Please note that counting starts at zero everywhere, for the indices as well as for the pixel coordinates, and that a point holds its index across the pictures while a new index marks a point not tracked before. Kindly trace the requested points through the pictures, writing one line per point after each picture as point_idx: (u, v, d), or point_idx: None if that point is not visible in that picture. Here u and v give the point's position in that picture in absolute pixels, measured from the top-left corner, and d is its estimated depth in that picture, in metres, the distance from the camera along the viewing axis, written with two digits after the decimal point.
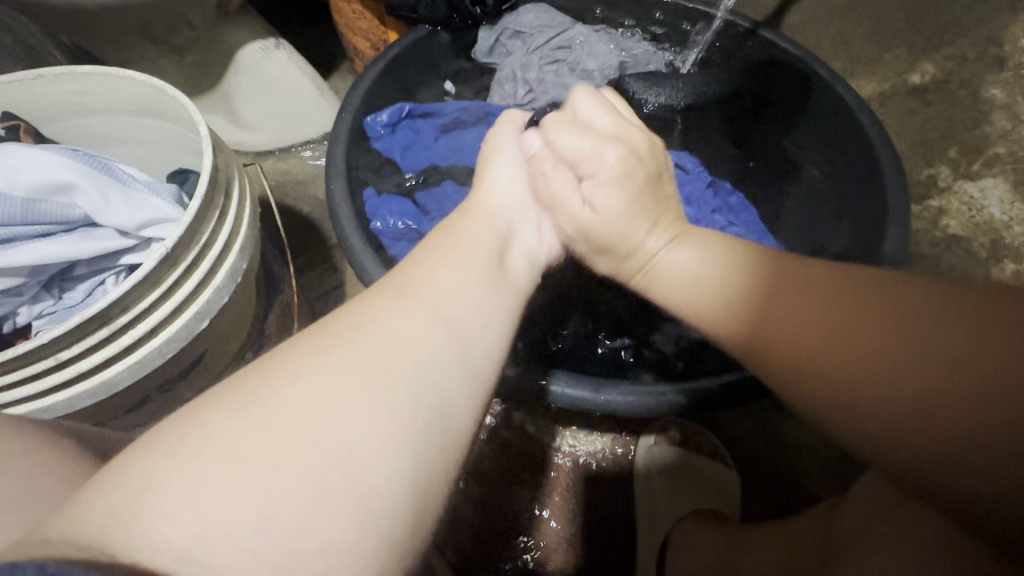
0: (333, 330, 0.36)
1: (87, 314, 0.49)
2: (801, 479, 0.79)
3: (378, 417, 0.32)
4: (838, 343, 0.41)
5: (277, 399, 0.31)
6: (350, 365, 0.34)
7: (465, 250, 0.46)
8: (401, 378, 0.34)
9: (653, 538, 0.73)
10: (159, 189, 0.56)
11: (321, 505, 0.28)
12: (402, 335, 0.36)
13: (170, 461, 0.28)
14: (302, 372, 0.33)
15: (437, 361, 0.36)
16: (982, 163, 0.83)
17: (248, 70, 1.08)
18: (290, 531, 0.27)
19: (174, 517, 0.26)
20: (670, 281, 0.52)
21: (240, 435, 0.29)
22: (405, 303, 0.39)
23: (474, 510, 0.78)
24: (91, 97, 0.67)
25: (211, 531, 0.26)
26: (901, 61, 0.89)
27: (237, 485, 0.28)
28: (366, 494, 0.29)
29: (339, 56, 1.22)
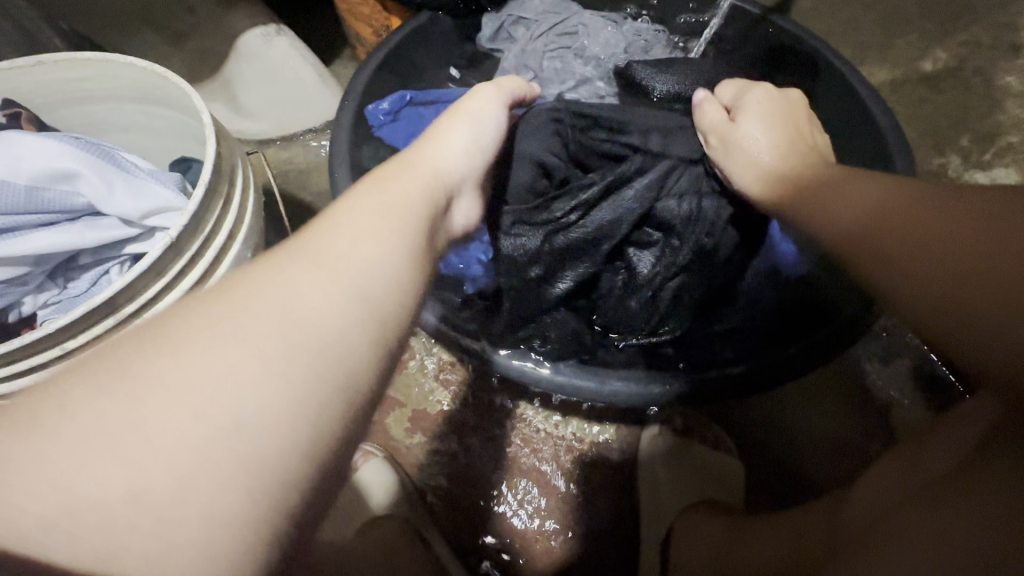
0: (223, 297, 0.34)
1: (93, 304, 0.49)
2: (803, 470, 0.80)
3: (247, 407, 0.31)
4: (917, 225, 0.44)
5: (152, 373, 0.31)
6: (240, 336, 0.33)
7: (389, 213, 0.43)
8: (293, 349, 0.33)
9: (657, 530, 0.75)
10: (163, 177, 0.55)
11: (197, 481, 0.29)
12: (298, 304, 0.35)
13: (36, 439, 0.29)
14: (184, 341, 0.32)
15: (329, 343, 0.34)
16: (994, 153, 0.82)
17: (248, 57, 1.05)
18: (163, 506, 0.29)
19: (36, 496, 0.28)
20: (794, 190, 0.57)
21: (116, 408, 0.29)
22: (308, 269, 0.37)
23: (478, 497, 0.79)
24: (92, 84, 0.67)
25: (78, 507, 0.28)
26: (913, 48, 0.88)
27: (101, 450, 0.29)
28: (213, 486, 0.29)
29: (342, 43, 1.21)
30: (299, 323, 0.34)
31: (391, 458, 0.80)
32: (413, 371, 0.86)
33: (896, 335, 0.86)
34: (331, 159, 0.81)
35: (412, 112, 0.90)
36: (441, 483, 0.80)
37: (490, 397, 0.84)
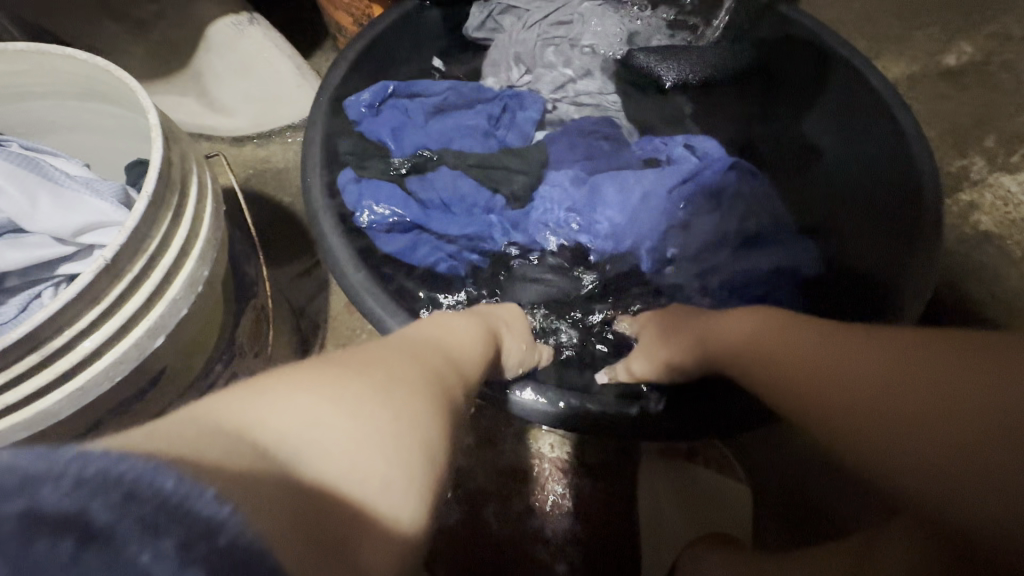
0: (387, 344, 0.41)
1: (13, 338, 0.42)
2: (823, 504, 0.74)
3: (428, 414, 0.34)
4: (828, 375, 0.43)
5: (375, 373, 0.35)
6: (418, 368, 0.38)
7: (464, 323, 0.52)
8: (448, 389, 0.39)
9: (661, 565, 0.68)
10: (101, 188, 0.48)
11: (410, 466, 0.31)
12: (437, 358, 0.42)
13: (312, 399, 0.31)
14: (366, 364, 0.36)
15: (452, 387, 0.40)
16: (1021, 154, 0.76)
17: (218, 48, 0.98)
18: (393, 484, 0.30)
19: (317, 450, 0.28)
20: (722, 331, 0.54)
21: (331, 397, 0.31)
22: (432, 342, 0.44)
23: (467, 526, 0.73)
24: (28, 79, 0.59)
25: (345, 467, 0.29)
26: (934, 41, 0.82)
27: (320, 431, 0.29)
28: (411, 471, 0.31)
29: (322, 33, 1.13)
30: (432, 367, 0.40)
31: None
32: None
33: None
34: (303, 159, 0.75)
35: (397, 104, 0.84)
36: None
37: (479, 418, 0.79)
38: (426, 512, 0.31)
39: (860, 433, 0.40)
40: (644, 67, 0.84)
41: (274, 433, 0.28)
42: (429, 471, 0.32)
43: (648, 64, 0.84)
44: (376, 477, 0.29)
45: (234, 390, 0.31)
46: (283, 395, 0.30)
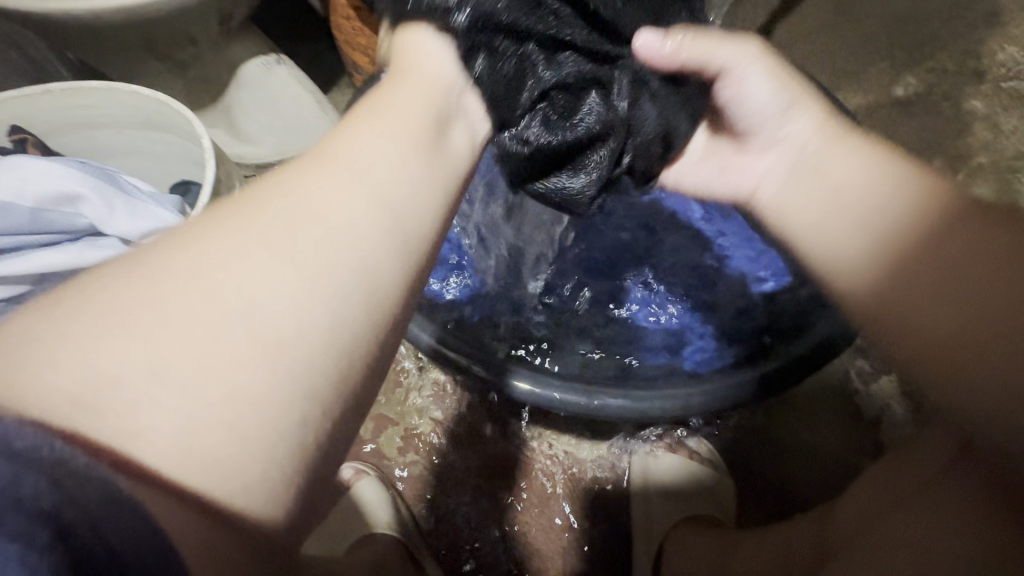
0: (243, 202, 0.37)
1: None
2: (800, 491, 0.81)
3: (272, 303, 0.33)
4: (956, 313, 0.40)
5: (175, 257, 0.33)
6: (254, 232, 0.35)
7: (393, 120, 0.46)
8: (305, 240, 0.36)
9: (648, 546, 0.74)
10: (162, 199, 0.61)
11: (227, 362, 0.31)
12: (315, 203, 0.38)
13: (79, 312, 0.30)
14: (200, 256, 0.33)
15: (354, 251, 0.37)
16: (965, 173, 0.86)
17: (249, 85, 1.09)
18: (193, 377, 0.30)
19: (66, 363, 0.29)
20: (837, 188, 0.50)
21: (141, 306, 0.31)
22: (317, 172, 0.40)
23: (469, 511, 0.79)
24: (96, 111, 0.69)
25: (120, 375, 0.29)
26: (885, 74, 0.91)
27: (79, 344, 0.29)
28: (244, 387, 0.31)
29: (339, 72, 1.25)
30: (307, 217, 0.37)
31: (379, 475, 0.80)
32: (404, 390, 0.85)
33: None
34: None
35: None
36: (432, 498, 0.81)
37: (481, 415, 0.84)
38: (287, 400, 0.32)
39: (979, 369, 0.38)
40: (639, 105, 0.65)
41: (74, 362, 0.29)
42: (285, 365, 0.32)
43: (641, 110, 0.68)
44: (201, 394, 0.30)
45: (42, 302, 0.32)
46: (83, 317, 0.30)
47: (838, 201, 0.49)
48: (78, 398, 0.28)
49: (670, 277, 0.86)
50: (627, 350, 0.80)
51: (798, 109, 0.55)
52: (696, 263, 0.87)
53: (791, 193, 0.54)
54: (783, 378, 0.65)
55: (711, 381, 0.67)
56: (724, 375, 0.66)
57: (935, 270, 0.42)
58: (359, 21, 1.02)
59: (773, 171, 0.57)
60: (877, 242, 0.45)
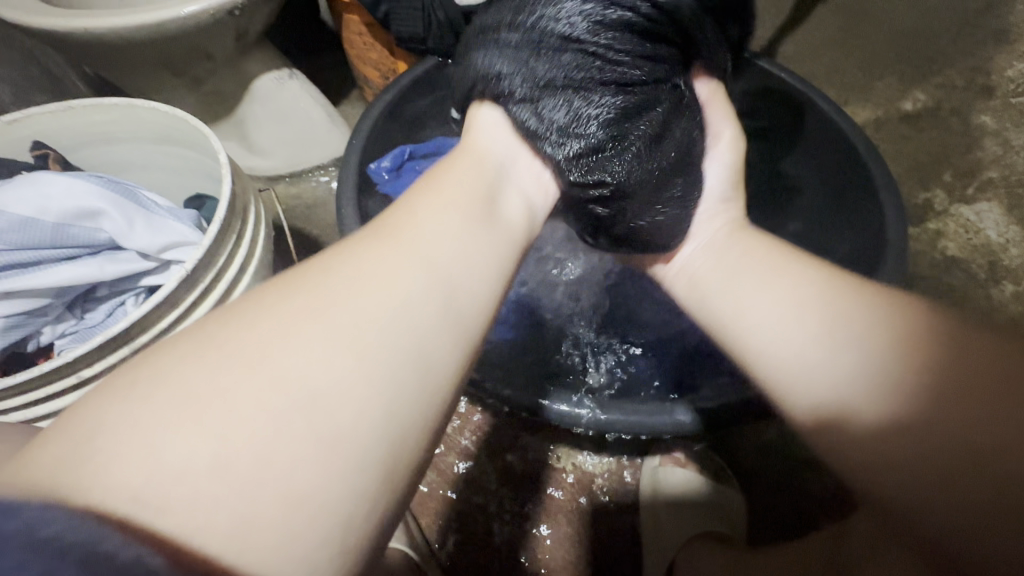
0: (301, 275, 0.36)
1: (109, 334, 0.52)
2: (812, 510, 0.79)
3: (332, 394, 0.30)
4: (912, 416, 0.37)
5: (232, 339, 0.31)
6: (314, 309, 0.33)
7: (449, 192, 0.45)
8: (368, 317, 0.33)
9: (655, 564, 0.73)
10: (179, 215, 0.63)
11: (280, 455, 0.28)
12: (376, 275, 0.36)
13: (117, 402, 0.28)
14: (264, 330, 0.31)
15: (417, 333, 0.34)
16: (976, 187, 0.85)
17: (262, 99, 1.11)
18: (245, 476, 0.27)
19: (122, 459, 0.26)
20: (753, 309, 0.49)
21: (205, 393, 0.28)
22: (381, 242, 0.38)
23: (477, 527, 0.79)
24: (116, 126, 0.71)
25: (165, 472, 0.26)
26: (892, 89, 0.91)
27: (125, 434, 0.27)
28: (302, 489, 0.27)
29: (350, 86, 1.27)
30: (366, 288, 0.35)
31: None
32: None
33: None
34: (338, 192, 0.84)
35: (413, 165, 0.98)
36: (440, 514, 0.80)
37: (491, 430, 0.85)
38: (338, 505, 0.28)
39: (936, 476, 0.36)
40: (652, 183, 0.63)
41: (138, 451, 0.26)
42: (343, 464, 0.29)
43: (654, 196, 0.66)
44: (257, 497, 0.27)
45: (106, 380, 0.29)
46: (144, 399, 0.28)
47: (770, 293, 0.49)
48: (140, 492, 0.25)
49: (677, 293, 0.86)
50: (635, 367, 0.81)
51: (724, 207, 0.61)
52: None
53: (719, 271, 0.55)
54: None
55: (720, 398, 0.67)
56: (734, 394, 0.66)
57: (855, 344, 0.41)
58: (370, 36, 1.03)
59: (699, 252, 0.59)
60: (787, 318, 0.46)
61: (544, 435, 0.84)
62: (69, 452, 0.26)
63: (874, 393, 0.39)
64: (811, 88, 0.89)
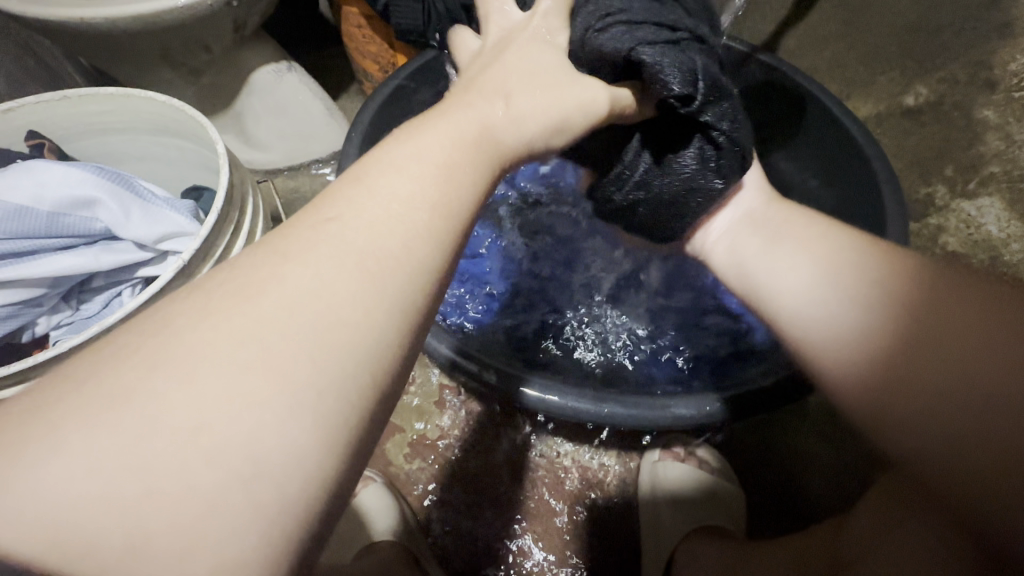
0: (235, 300, 0.28)
1: (105, 324, 0.51)
2: (811, 503, 0.79)
3: (276, 462, 0.25)
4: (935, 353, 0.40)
5: (151, 388, 0.25)
6: (251, 357, 0.26)
7: (430, 195, 0.34)
8: (316, 370, 0.27)
9: (656, 556, 0.73)
10: (176, 205, 0.63)
11: (209, 529, 0.24)
12: (326, 318, 0.28)
13: (21, 460, 0.23)
14: (195, 370, 0.25)
15: (371, 380, 0.29)
16: (978, 182, 0.85)
17: (260, 91, 1.10)
18: (172, 549, 0.23)
19: (31, 528, 0.23)
20: (785, 267, 0.54)
21: (115, 454, 0.24)
22: (340, 270, 0.29)
23: (476, 520, 0.78)
24: (111, 116, 0.70)
25: (75, 548, 0.23)
26: (895, 84, 0.90)
27: (38, 503, 0.23)
28: (236, 559, 0.24)
29: (349, 79, 1.27)
30: (325, 321, 0.28)
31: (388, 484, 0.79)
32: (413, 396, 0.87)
33: None
34: (336, 184, 0.84)
35: None
36: (439, 508, 0.80)
37: (490, 423, 0.85)
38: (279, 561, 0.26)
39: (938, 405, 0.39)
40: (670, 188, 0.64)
41: (43, 501, 0.23)
42: (286, 525, 0.26)
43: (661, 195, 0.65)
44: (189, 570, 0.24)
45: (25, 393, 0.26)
46: (51, 462, 0.23)
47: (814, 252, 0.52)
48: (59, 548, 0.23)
49: (677, 288, 0.86)
50: (633, 358, 0.81)
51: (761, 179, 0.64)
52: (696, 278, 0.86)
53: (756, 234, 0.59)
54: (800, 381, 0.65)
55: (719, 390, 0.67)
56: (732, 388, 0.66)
57: (859, 297, 0.46)
58: (369, 29, 1.03)
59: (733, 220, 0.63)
60: (812, 271, 0.51)
61: (544, 427, 0.84)
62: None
63: (863, 339, 0.44)
64: (813, 81, 0.88)
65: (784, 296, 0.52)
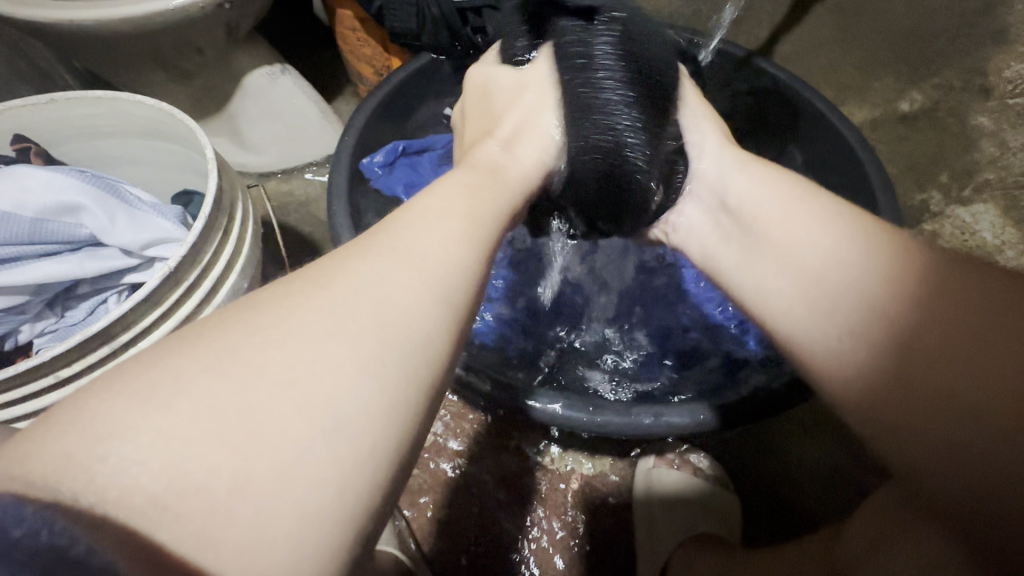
0: (320, 283, 0.33)
1: (89, 332, 0.51)
2: (807, 509, 0.79)
3: (355, 419, 0.28)
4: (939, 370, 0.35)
5: (258, 351, 0.28)
6: (340, 326, 0.30)
7: (458, 211, 0.41)
8: (393, 338, 0.31)
9: (652, 562, 0.72)
10: (164, 211, 0.62)
11: (298, 474, 0.26)
12: (392, 299, 0.32)
13: (136, 405, 0.26)
14: (294, 335, 0.29)
15: (431, 358, 0.32)
16: (973, 188, 0.85)
17: (253, 94, 1.10)
18: (265, 493, 0.26)
19: (145, 464, 0.25)
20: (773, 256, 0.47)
21: (225, 394, 0.27)
22: (392, 259, 0.35)
23: (468, 528, 0.78)
24: (101, 120, 0.69)
25: (183, 484, 0.25)
26: (890, 89, 0.89)
27: (150, 442, 0.25)
28: (316, 511, 0.26)
29: (344, 82, 1.26)
30: (385, 305, 0.32)
31: None
32: None
33: None
34: (329, 189, 0.83)
35: (406, 161, 0.98)
36: (431, 517, 0.79)
37: (483, 429, 0.84)
38: (351, 520, 0.27)
39: (950, 429, 0.34)
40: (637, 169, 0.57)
41: (145, 454, 0.25)
42: (362, 482, 0.28)
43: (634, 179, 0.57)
44: (277, 515, 0.25)
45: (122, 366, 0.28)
46: (167, 404, 0.26)
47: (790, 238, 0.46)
48: (158, 501, 0.24)
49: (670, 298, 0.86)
50: (626, 368, 0.80)
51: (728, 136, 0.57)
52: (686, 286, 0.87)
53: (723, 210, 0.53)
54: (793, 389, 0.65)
55: (714, 399, 0.66)
56: (725, 399, 0.65)
57: (843, 320, 0.40)
58: (364, 32, 1.02)
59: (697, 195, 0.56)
60: (794, 257, 0.45)
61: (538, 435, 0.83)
62: (81, 442, 0.25)
63: (849, 350, 0.39)
64: (808, 86, 0.88)
65: (767, 289, 0.47)
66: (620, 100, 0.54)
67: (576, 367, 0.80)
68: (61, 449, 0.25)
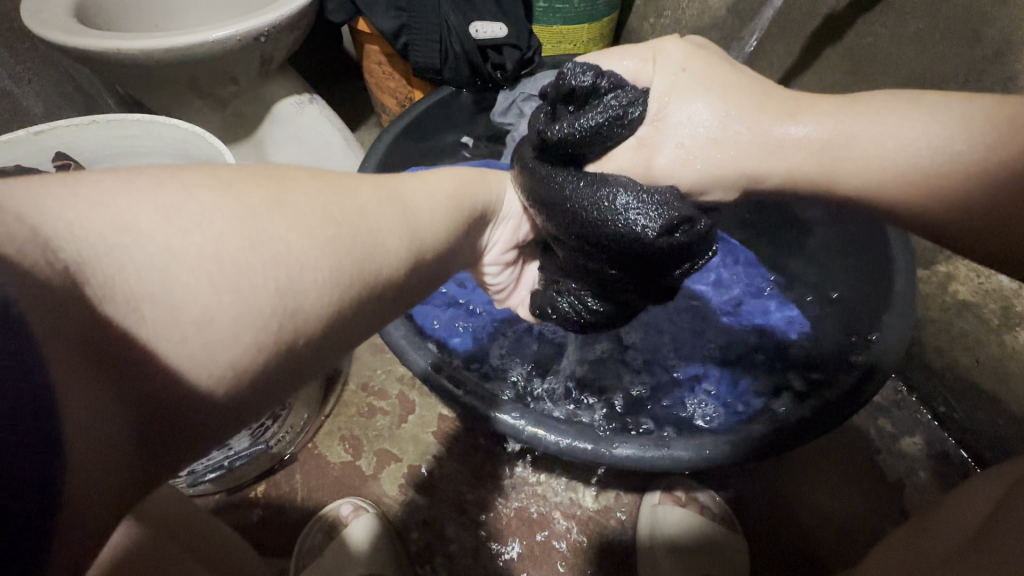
0: (339, 199, 0.37)
1: None
2: (818, 554, 0.77)
3: (306, 315, 0.33)
4: None
5: (271, 228, 0.32)
6: (338, 238, 0.35)
7: (436, 187, 0.48)
8: (364, 271, 0.36)
9: None
10: None
11: (249, 332, 0.30)
12: (378, 240, 0.38)
13: (160, 216, 0.29)
14: (302, 225, 0.34)
15: (370, 296, 0.38)
16: None
17: (282, 122, 1.15)
18: (219, 335, 0.29)
19: (141, 270, 0.28)
20: (869, 165, 0.44)
21: (228, 247, 0.30)
22: (388, 203, 0.41)
23: (464, 555, 0.77)
24: (140, 141, 0.74)
25: (162, 299, 0.28)
26: None
27: (149, 245, 0.28)
28: (241, 370, 0.30)
29: (368, 112, 1.31)
30: (373, 240, 0.37)
31: (380, 513, 0.79)
32: (409, 425, 0.87)
33: (898, 410, 0.86)
34: None
35: None
36: (430, 542, 0.78)
37: (487, 455, 0.84)
38: (255, 386, 0.31)
39: None
40: (616, 235, 0.52)
41: (144, 262, 0.28)
42: (278, 359, 0.32)
43: (625, 244, 0.52)
44: (215, 358, 0.29)
45: (142, 174, 0.31)
46: (183, 231, 0.29)
47: (875, 139, 0.44)
48: (135, 301, 0.27)
49: (685, 335, 0.87)
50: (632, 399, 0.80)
51: (726, 89, 0.50)
52: (698, 320, 0.88)
53: (781, 158, 0.47)
54: (803, 425, 0.64)
55: (725, 433, 0.65)
56: (734, 432, 0.64)
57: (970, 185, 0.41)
58: (389, 67, 1.07)
59: (759, 150, 0.48)
60: (897, 145, 0.43)
61: (540, 465, 0.82)
62: (88, 216, 0.27)
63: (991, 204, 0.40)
64: None
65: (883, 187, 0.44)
66: (560, 185, 0.55)
67: (582, 402, 0.79)
68: (67, 217, 0.27)
